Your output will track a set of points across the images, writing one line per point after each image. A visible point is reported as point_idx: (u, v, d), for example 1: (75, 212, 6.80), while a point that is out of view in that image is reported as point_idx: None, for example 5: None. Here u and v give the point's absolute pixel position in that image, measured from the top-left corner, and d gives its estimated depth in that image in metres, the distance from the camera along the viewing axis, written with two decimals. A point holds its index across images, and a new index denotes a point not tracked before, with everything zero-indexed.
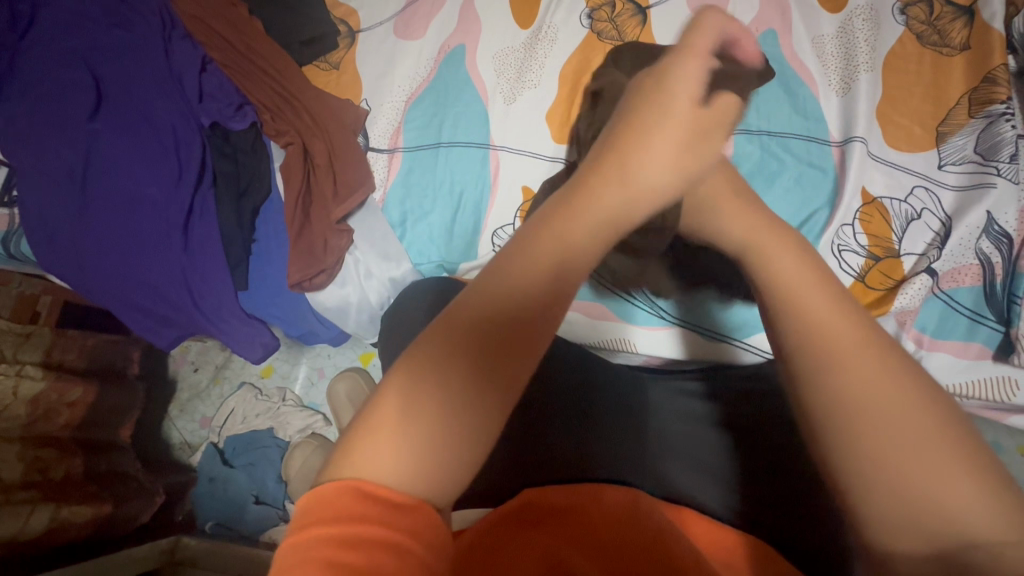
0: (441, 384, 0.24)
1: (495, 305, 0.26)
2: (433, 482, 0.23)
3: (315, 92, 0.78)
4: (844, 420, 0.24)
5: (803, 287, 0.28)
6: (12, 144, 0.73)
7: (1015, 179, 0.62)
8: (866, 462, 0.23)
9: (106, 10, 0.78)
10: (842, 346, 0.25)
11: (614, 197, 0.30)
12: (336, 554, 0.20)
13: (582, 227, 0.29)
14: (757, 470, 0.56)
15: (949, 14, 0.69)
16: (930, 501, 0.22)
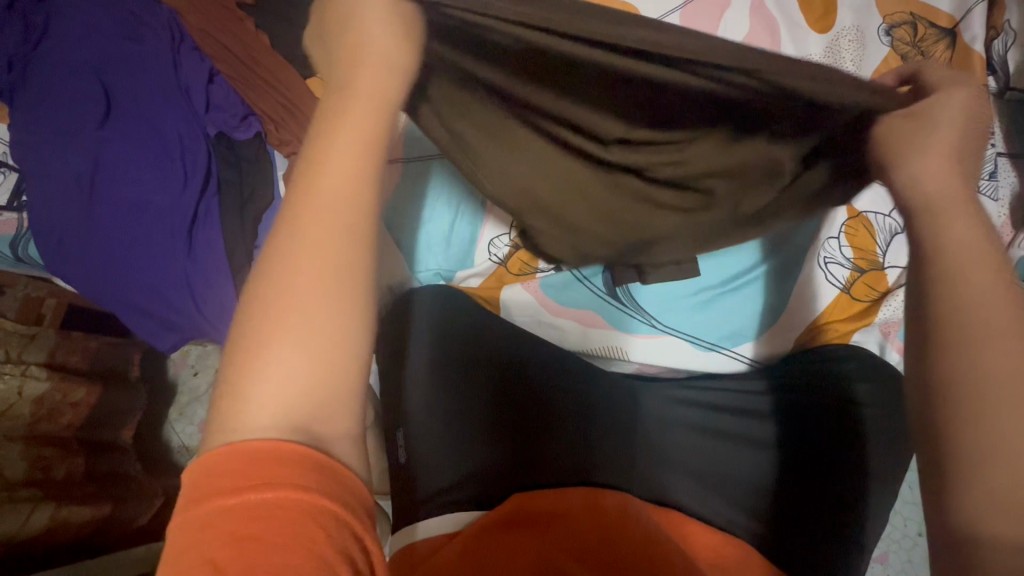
0: (286, 335, 0.28)
1: (313, 249, 0.29)
2: (321, 424, 0.27)
3: (312, 98, 0.77)
4: (971, 409, 0.34)
5: (984, 296, 0.35)
6: (23, 151, 0.75)
7: (994, 196, 0.66)
8: (986, 452, 0.33)
9: (116, 22, 0.81)
10: (995, 347, 0.34)
11: (358, 110, 0.32)
12: (239, 525, 0.24)
13: (335, 164, 0.30)
14: (796, 482, 0.57)
15: (933, 36, 0.73)
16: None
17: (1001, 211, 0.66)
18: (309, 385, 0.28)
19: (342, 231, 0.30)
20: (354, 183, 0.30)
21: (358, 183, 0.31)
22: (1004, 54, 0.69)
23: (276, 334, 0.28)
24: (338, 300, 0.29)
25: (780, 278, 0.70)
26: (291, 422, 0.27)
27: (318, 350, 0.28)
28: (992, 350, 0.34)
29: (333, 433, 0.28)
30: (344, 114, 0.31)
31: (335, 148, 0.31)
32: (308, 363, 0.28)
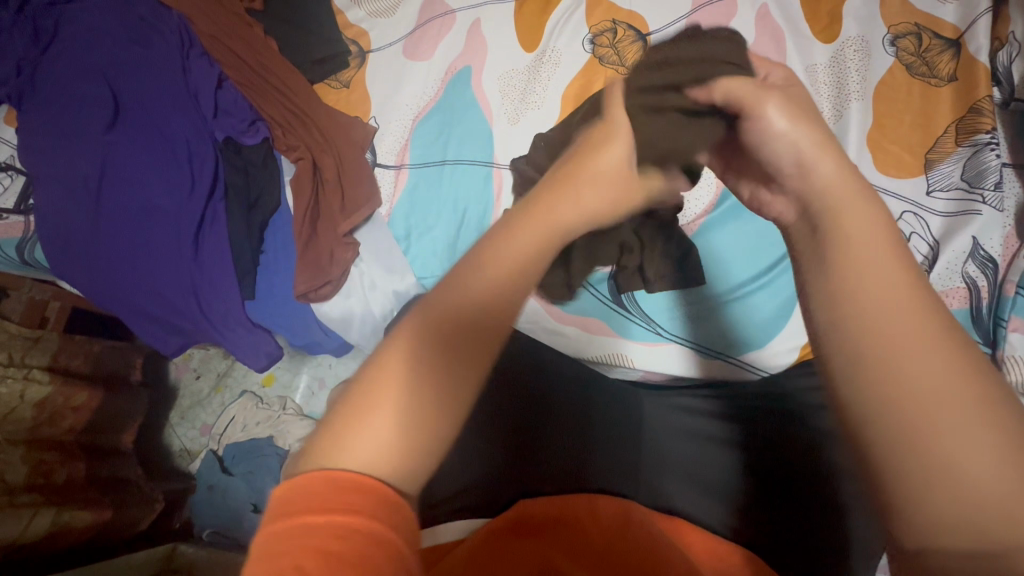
0: (420, 416, 0.24)
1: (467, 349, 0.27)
2: (403, 476, 0.24)
3: (325, 109, 0.80)
4: (889, 388, 0.23)
5: (871, 250, 0.26)
6: (33, 155, 0.76)
7: (999, 207, 0.65)
8: (920, 432, 0.22)
9: (125, 27, 0.81)
10: (914, 335, 0.23)
11: (567, 219, 0.32)
12: (319, 543, 0.21)
13: (522, 250, 0.30)
14: (765, 485, 0.57)
15: (937, 46, 0.73)
16: (984, 497, 0.20)
17: (1006, 222, 0.64)
18: (412, 443, 0.24)
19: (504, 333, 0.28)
20: (519, 280, 0.29)
21: (524, 275, 0.29)
22: (1009, 66, 0.68)
23: (404, 403, 0.25)
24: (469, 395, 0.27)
25: (781, 295, 0.68)
26: (384, 469, 0.24)
27: (431, 421, 0.25)
28: (889, 323, 0.24)
29: (410, 486, 0.24)
30: (551, 219, 0.31)
31: (527, 255, 0.30)
32: (421, 437, 0.25)
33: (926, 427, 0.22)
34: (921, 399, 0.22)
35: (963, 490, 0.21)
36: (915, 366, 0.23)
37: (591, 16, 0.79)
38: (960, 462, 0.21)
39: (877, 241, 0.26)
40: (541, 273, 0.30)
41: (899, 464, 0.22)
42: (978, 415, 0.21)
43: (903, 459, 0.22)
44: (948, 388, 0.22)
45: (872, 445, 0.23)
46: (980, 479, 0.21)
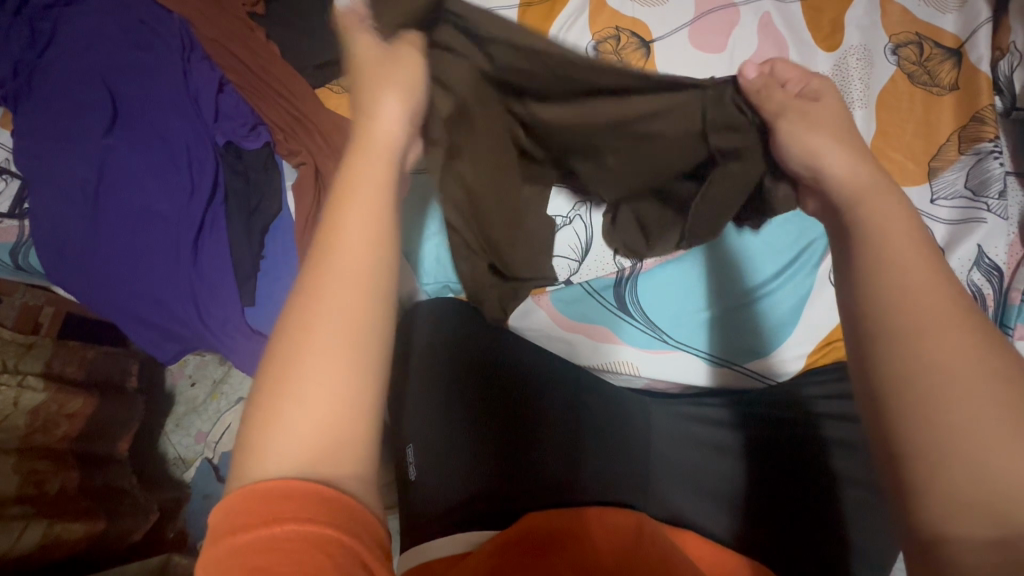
0: (322, 366, 0.27)
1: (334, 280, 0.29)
2: (334, 459, 0.26)
3: (326, 113, 0.78)
4: (927, 401, 0.28)
5: (917, 273, 0.31)
6: (29, 159, 0.75)
7: (1004, 216, 0.65)
8: (951, 438, 0.27)
9: (125, 29, 0.81)
10: (956, 352, 0.29)
11: (389, 131, 0.35)
12: (252, 559, 0.23)
13: (368, 170, 0.32)
14: (776, 489, 0.57)
15: (938, 56, 0.74)
16: (1011, 492, 0.26)
17: (1010, 230, 0.65)
18: (332, 427, 0.27)
19: (341, 240, 0.29)
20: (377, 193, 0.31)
21: (382, 188, 0.32)
22: (1010, 75, 0.70)
23: (300, 365, 0.27)
24: (360, 333, 0.28)
25: (799, 294, 0.68)
26: (314, 460, 0.26)
27: (340, 397, 0.27)
28: (931, 335, 0.29)
29: (346, 467, 0.26)
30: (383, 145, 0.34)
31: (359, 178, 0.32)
32: (332, 401, 0.27)
33: (957, 439, 0.27)
34: (963, 413, 0.28)
35: (989, 484, 0.26)
36: (950, 380, 0.28)
37: (595, 24, 0.81)
38: (991, 461, 0.27)
39: (911, 257, 0.32)
40: (392, 185, 0.33)
41: (934, 466, 0.28)
42: (997, 418, 0.27)
43: (939, 461, 0.28)
44: (976, 401, 0.28)
45: (906, 450, 0.29)
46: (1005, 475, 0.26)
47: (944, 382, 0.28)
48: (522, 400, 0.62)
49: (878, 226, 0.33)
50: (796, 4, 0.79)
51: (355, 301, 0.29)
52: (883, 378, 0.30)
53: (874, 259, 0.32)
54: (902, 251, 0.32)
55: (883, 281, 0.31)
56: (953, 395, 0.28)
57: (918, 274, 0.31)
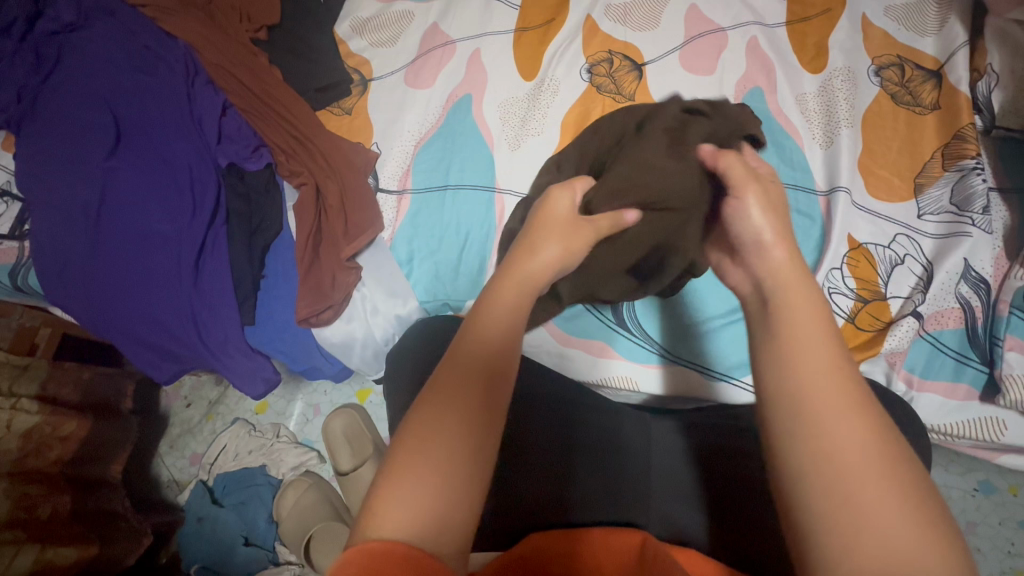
0: (431, 428, 0.32)
1: (465, 365, 0.34)
2: (438, 532, 0.29)
3: (329, 136, 0.80)
4: (808, 443, 0.30)
5: (810, 340, 0.33)
6: (33, 182, 0.76)
7: (988, 229, 0.67)
8: (831, 481, 0.28)
9: (129, 54, 0.82)
10: (838, 408, 0.30)
11: (537, 272, 0.42)
12: None
13: (510, 294, 0.39)
14: (746, 513, 0.56)
15: (919, 77, 0.77)
16: (882, 542, 0.26)
17: (995, 244, 0.67)
18: (437, 497, 0.30)
19: (499, 353, 0.36)
20: (513, 318, 0.38)
21: (517, 308, 0.39)
22: (988, 95, 0.73)
23: (417, 444, 0.31)
24: (477, 427, 0.33)
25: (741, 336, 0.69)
26: (415, 529, 0.28)
27: (448, 469, 0.31)
28: (820, 383, 0.31)
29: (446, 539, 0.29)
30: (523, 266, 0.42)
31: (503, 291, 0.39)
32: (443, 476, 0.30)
33: (839, 481, 0.28)
34: (848, 466, 0.28)
35: (869, 536, 0.26)
36: (835, 426, 0.29)
37: (588, 47, 0.83)
38: (863, 508, 0.27)
39: (812, 318, 0.34)
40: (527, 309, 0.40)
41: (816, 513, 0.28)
42: (878, 464, 0.28)
43: (817, 507, 0.28)
44: (855, 445, 0.29)
45: (799, 491, 0.29)
46: (879, 523, 0.27)
47: (821, 424, 0.30)
48: (517, 422, 0.63)
49: (784, 295, 0.36)
50: (781, 29, 0.82)
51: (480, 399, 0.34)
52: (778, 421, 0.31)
53: (780, 315, 0.35)
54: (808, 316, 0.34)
55: (789, 325, 0.34)
56: (831, 441, 0.29)
57: (809, 325, 0.33)
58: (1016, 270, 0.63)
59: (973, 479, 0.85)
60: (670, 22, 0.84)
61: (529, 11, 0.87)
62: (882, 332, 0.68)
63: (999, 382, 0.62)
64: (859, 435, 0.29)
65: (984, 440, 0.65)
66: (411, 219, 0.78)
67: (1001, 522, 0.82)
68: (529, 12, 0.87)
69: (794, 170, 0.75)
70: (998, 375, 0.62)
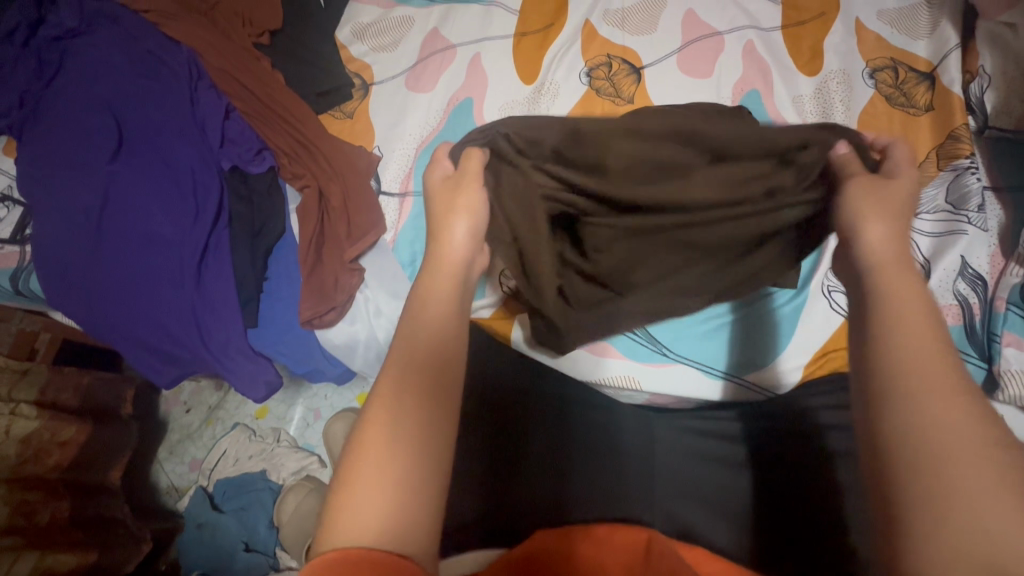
0: (392, 420, 0.34)
1: (412, 360, 0.37)
2: (397, 532, 0.30)
3: (331, 138, 0.80)
4: (909, 421, 0.30)
5: (916, 325, 0.33)
6: (36, 187, 0.77)
7: (984, 227, 0.68)
8: (925, 453, 0.28)
9: (131, 59, 0.82)
10: (939, 395, 0.30)
11: (453, 254, 0.44)
12: None
13: (438, 289, 0.42)
14: (779, 509, 0.56)
15: (913, 78, 0.78)
16: (986, 524, 0.26)
17: (991, 241, 0.68)
18: (391, 500, 0.31)
19: (438, 354, 0.38)
20: (441, 307, 0.40)
21: (448, 295, 0.42)
22: (981, 96, 0.74)
23: (371, 451, 0.32)
24: (426, 424, 0.34)
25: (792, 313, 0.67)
26: (375, 530, 0.30)
27: (399, 472, 0.32)
28: (916, 359, 0.31)
29: (406, 536, 0.30)
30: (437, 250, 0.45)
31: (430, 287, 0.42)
32: (394, 481, 0.31)
33: (938, 460, 0.28)
34: (945, 446, 0.28)
35: (970, 514, 0.26)
36: (935, 404, 0.29)
37: (587, 52, 0.85)
38: (959, 485, 0.27)
39: (914, 297, 0.34)
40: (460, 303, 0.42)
41: (912, 489, 0.28)
42: (977, 443, 0.28)
43: (909, 483, 0.28)
44: (954, 422, 0.29)
45: (894, 466, 0.29)
46: (980, 503, 0.26)
47: (919, 400, 0.30)
48: (509, 426, 0.63)
49: (881, 278, 0.36)
50: (777, 33, 0.84)
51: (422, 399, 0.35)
52: (874, 395, 0.32)
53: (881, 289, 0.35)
54: (909, 294, 0.34)
55: (887, 304, 0.34)
56: (926, 419, 0.29)
57: (908, 300, 0.34)
58: (1012, 267, 0.64)
59: None
60: (668, 27, 0.85)
61: (528, 16, 0.88)
62: None
63: (997, 377, 0.63)
64: (957, 411, 0.29)
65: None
66: (411, 219, 0.78)
67: None
68: (529, 17, 0.88)
69: None
70: (994, 371, 0.63)
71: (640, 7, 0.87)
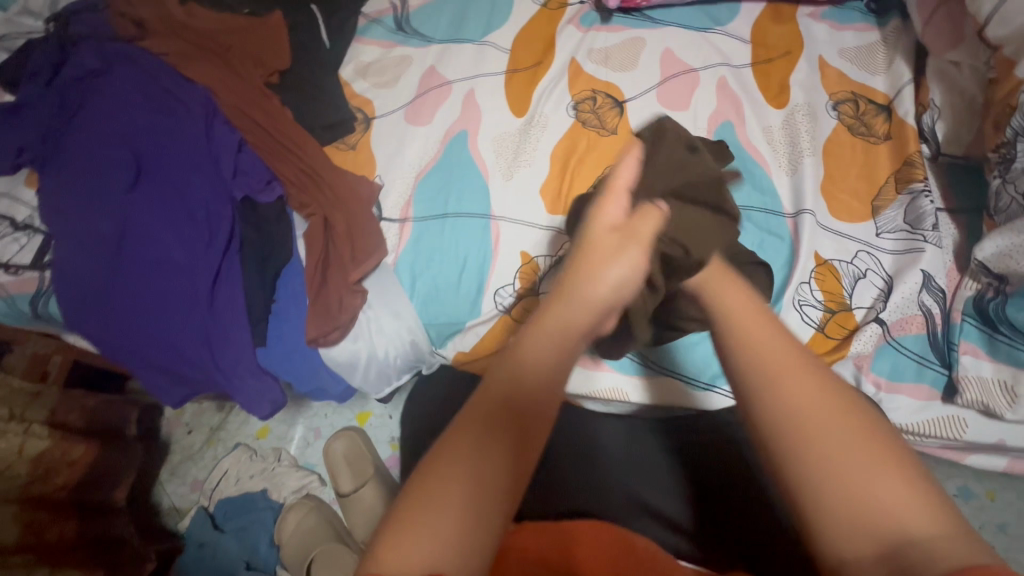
0: (447, 472, 0.36)
1: (493, 400, 0.39)
2: (445, 559, 0.33)
3: (336, 170, 0.86)
4: (777, 398, 0.38)
5: (759, 328, 0.42)
6: (58, 217, 0.81)
7: (939, 244, 0.74)
8: (792, 422, 0.37)
9: (149, 96, 0.88)
10: (792, 376, 0.39)
11: (590, 302, 0.47)
12: None
13: (546, 330, 0.44)
14: (711, 491, 0.70)
15: (872, 110, 0.85)
16: (843, 468, 0.35)
17: (946, 258, 0.74)
18: (440, 533, 0.34)
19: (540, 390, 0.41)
20: (550, 356, 0.43)
21: (561, 341, 0.44)
22: (932, 127, 0.80)
23: (426, 495, 0.35)
24: (490, 457, 0.37)
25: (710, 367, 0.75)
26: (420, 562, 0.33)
27: (444, 511, 0.35)
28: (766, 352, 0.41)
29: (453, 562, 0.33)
30: (572, 304, 0.46)
31: (530, 348, 0.43)
32: (445, 519, 0.34)
33: (800, 428, 0.37)
34: (802, 415, 0.37)
35: (832, 467, 0.35)
36: (790, 386, 0.39)
37: (574, 87, 0.91)
38: (816, 444, 0.36)
39: (746, 308, 0.45)
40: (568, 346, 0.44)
41: (794, 456, 0.37)
42: (823, 406, 0.38)
43: (792, 452, 0.37)
44: (804, 395, 0.38)
45: (774, 438, 0.38)
46: (834, 454, 0.36)
47: (777, 384, 0.39)
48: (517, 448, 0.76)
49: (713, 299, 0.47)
50: (747, 69, 0.91)
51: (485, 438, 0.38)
52: (744, 388, 0.40)
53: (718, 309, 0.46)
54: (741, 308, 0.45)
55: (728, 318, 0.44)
56: (787, 398, 0.38)
57: (745, 311, 0.44)
58: (965, 281, 0.70)
59: (953, 486, 0.89)
60: (648, 64, 0.92)
61: (518, 56, 0.95)
62: (850, 338, 0.73)
63: (956, 382, 0.68)
64: (806, 386, 0.39)
65: (947, 438, 0.70)
66: (413, 242, 0.84)
67: (982, 527, 0.86)
68: (519, 56, 0.95)
69: (763, 195, 0.82)
70: (954, 377, 0.68)
71: (621, 46, 0.94)
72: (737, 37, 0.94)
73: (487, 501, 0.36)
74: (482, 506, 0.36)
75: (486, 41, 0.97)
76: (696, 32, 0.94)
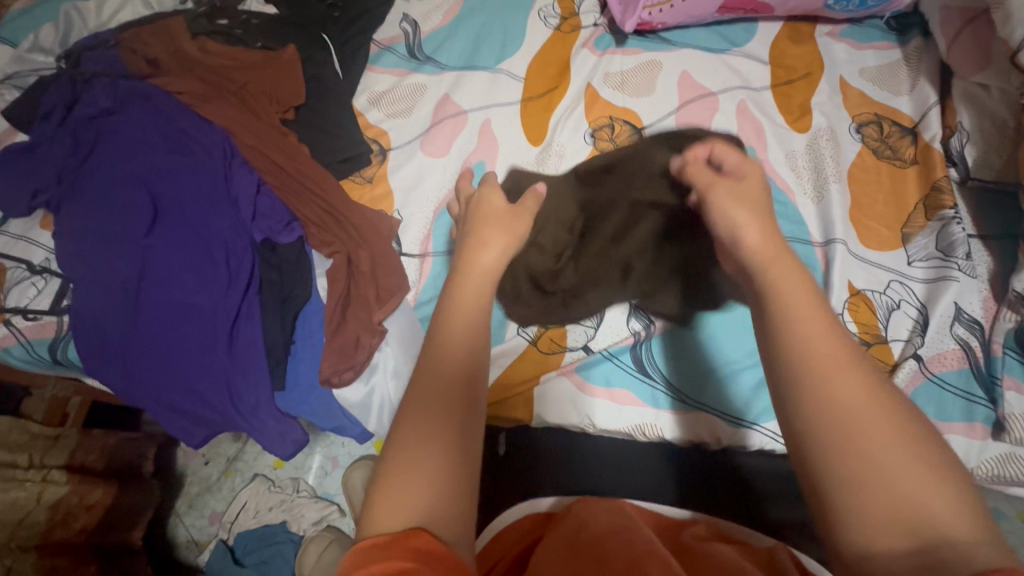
0: (417, 441, 0.41)
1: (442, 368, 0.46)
2: (430, 512, 0.38)
3: (357, 207, 0.85)
4: (823, 392, 0.39)
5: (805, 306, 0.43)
6: (75, 261, 0.81)
7: (972, 274, 0.73)
8: (843, 417, 0.38)
9: (164, 137, 0.87)
10: (840, 370, 0.40)
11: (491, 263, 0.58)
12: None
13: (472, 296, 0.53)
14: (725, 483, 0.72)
15: (897, 133, 0.84)
16: (898, 481, 0.35)
17: (981, 287, 0.73)
18: (426, 495, 0.39)
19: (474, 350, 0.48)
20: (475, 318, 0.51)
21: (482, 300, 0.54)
22: (961, 150, 0.79)
23: (403, 460, 0.41)
24: (450, 416, 0.43)
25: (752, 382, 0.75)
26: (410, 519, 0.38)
27: (431, 477, 0.40)
28: (820, 342, 0.41)
29: (440, 515, 0.39)
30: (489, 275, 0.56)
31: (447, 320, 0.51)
32: (425, 480, 0.40)
33: (850, 423, 0.38)
34: (857, 411, 0.38)
35: (885, 475, 0.36)
36: (845, 383, 0.39)
37: (590, 113, 0.90)
38: (873, 448, 0.36)
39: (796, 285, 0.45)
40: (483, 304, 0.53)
41: (835, 453, 0.37)
42: (877, 406, 0.38)
43: (839, 450, 0.37)
44: (854, 387, 0.39)
45: (810, 430, 0.39)
46: (892, 460, 0.36)
47: (826, 379, 0.39)
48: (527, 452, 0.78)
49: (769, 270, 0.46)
50: (767, 92, 0.90)
51: (450, 402, 0.44)
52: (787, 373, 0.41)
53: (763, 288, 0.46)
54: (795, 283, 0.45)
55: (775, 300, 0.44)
56: (838, 395, 0.39)
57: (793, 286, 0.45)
58: (1004, 311, 0.69)
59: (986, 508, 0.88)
60: (665, 89, 0.91)
61: (533, 82, 0.94)
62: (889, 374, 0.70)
63: (1003, 421, 0.66)
64: (857, 377, 0.39)
65: (1008, 478, 0.67)
66: (431, 282, 0.83)
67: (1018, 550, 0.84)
68: (534, 82, 0.94)
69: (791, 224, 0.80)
70: (1000, 415, 0.67)
71: (638, 71, 0.93)
72: (756, 59, 0.92)
73: (461, 463, 0.42)
74: (455, 464, 0.41)
75: (501, 69, 0.96)
76: (714, 54, 0.93)
